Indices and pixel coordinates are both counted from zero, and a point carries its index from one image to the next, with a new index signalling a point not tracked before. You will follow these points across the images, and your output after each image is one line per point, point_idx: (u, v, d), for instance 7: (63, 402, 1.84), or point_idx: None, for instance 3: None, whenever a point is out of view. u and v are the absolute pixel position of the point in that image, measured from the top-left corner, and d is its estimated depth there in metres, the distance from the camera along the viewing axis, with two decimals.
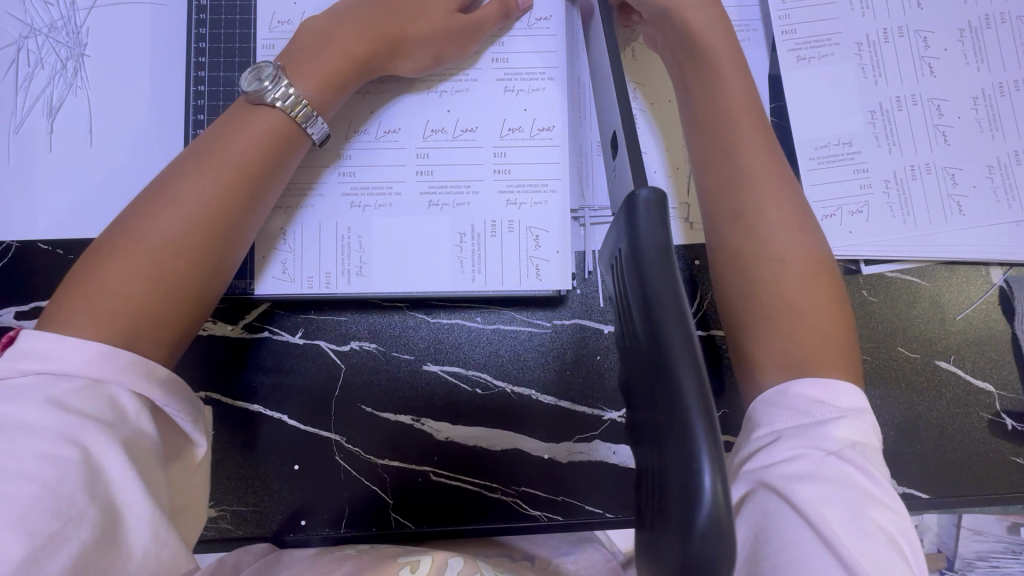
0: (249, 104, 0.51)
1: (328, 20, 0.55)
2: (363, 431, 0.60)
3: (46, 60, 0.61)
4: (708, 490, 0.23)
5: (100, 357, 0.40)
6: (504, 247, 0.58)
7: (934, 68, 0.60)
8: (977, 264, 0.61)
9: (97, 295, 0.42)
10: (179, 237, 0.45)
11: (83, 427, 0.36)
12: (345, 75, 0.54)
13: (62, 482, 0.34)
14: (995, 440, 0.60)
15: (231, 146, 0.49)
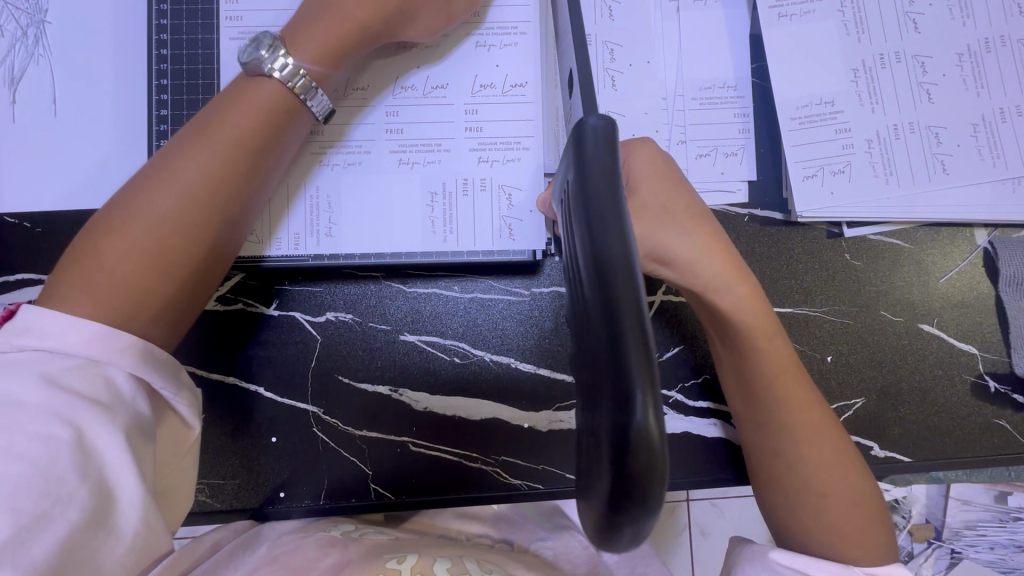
0: (249, 76, 0.47)
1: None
2: (341, 402, 0.59)
3: (6, 27, 0.59)
4: (636, 420, 0.21)
5: (101, 338, 0.38)
6: (475, 208, 0.57)
7: (918, 24, 0.59)
8: (960, 226, 0.60)
9: (94, 275, 0.40)
10: (178, 217, 0.43)
11: (76, 407, 0.35)
12: (347, 44, 0.50)
13: (51, 462, 0.33)
14: (978, 402, 0.60)
15: (231, 121, 0.46)
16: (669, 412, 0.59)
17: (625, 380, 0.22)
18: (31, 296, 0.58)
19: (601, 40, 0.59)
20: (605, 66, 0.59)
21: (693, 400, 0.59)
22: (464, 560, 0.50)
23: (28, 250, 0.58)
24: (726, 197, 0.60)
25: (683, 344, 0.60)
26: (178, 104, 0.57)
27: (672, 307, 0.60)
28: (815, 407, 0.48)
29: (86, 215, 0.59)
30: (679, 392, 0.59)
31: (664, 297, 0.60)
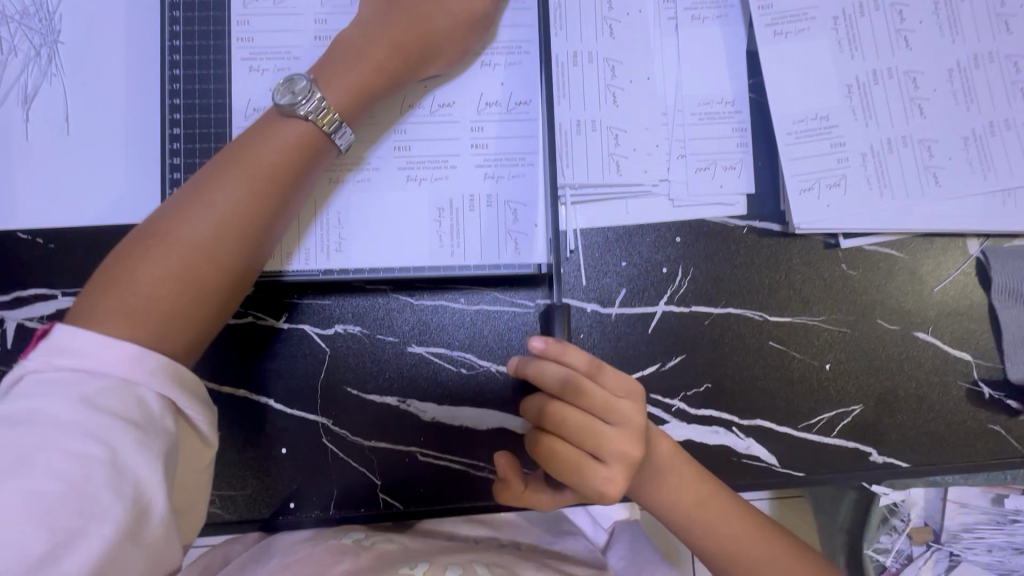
0: (279, 114, 0.51)
1: (358, 29, 0.55)
2: (349, 413, 0.60)
3: (20, 47, 0.60)
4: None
5: (134, 357, 0.39)
6: (481, 222, 0.60)
7: (910, 40, 0.60)
8: (954, 236, 0.62)
9: (129, 296, 0.42)
10: (211, 245, 0.45)
11: (108, 427, 0.35)
12: (372, 90, 0.54)
13: (86, 479, 0.34)
14: (973, 408, 0.61)
15: (262, 156, 0.49)
16: (672, 421, 0.60)
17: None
18: (43, 310, 0.59)
19: (602, 57, 0.61)
20: (606, 83, 0.61)
21: (696, 409, 0.60)
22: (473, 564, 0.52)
23: (40, 266, 0.59)
24: (724, 209, 0.61)
25: (685, 353, 0.61)
26: (189, 122, 0.59)
27: (675, 317, 0.61)
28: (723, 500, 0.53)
29: (98, 230, 0.60)
30: (682, 401, 0.60)
31: (666, 307, 0.61)
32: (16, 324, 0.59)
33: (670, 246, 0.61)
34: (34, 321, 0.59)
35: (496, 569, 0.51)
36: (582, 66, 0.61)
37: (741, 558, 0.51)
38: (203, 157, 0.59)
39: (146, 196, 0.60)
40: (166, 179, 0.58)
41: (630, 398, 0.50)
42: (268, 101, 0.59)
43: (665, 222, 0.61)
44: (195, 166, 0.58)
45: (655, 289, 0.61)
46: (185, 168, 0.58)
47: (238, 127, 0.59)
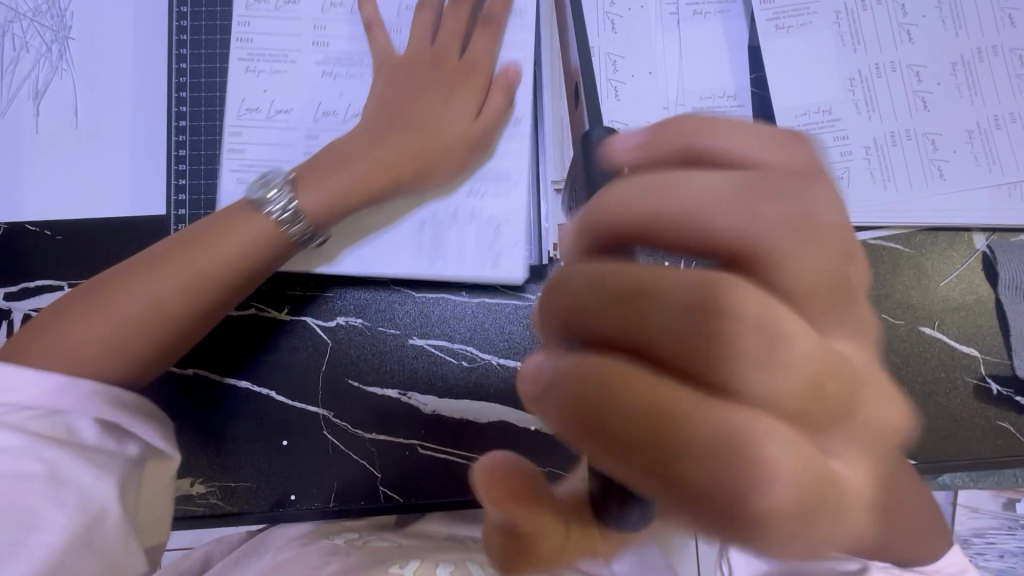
0: (248, 207, 0.53)
1: (192, 231, 0.52)
2: (350, 405, 0.60)
3: (32, 44, 0.62)
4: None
5: (60, 387, 0.42)
6: (460, 237, 0.60)
7: (913, 34, 0.60)
8: (959, 230, 0.61)
9: (63, 342, 0.45)
10: (145, 317, 0.48)
11: (43, 445, 0.38)
12: (134, 335, 0.47)
13: (25, 496, 0.36)
14: (980, 405, 0.60)
15: (218, 245, 0.51)
16: None
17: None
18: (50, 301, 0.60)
19: (603, 52, 0.61)
20: (609, 75, 0.61)
21: None
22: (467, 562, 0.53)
23: (47, 257, 0.60)
24: None
25: None
26: (195, 115, 0.60)
27: None
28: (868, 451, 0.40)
29: (104, 222, 0.60)
30: None
31: None
32: (23, 314, 0.60)
33: None
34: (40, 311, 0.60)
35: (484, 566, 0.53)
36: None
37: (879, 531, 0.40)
38: (207, 149, 0.60)
39: (152, 189, 0.61)
40: (172, 169, 0.60)
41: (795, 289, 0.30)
42: (263, 101, 0.60)
43: None
44: (201, 157, 0.60)
45: None
46: (191, 160, 0.60)
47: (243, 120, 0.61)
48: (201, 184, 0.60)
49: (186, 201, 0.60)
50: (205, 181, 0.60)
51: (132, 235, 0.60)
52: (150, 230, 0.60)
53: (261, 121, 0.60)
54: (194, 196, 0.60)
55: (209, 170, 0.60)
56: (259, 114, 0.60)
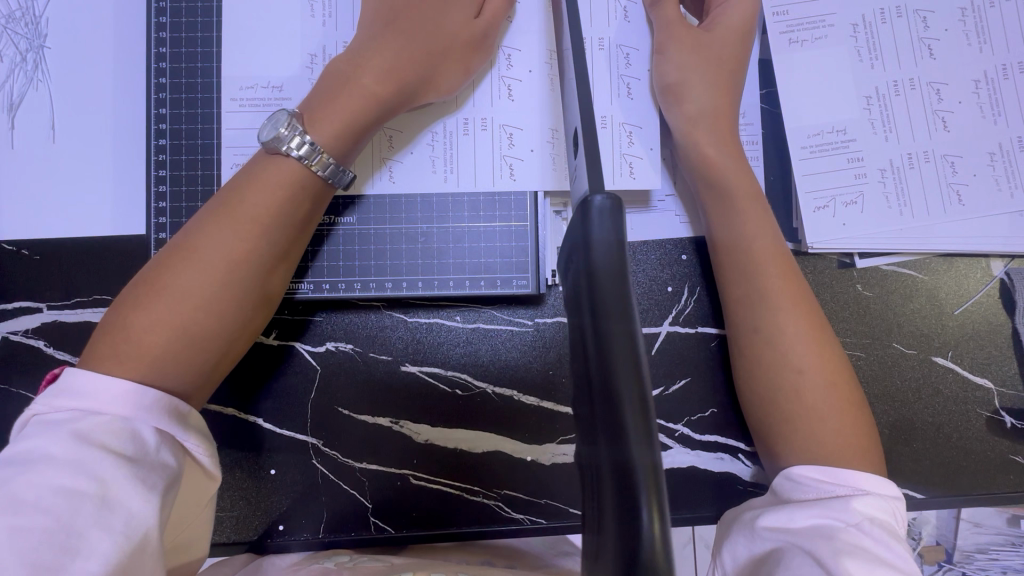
0: (267, 153, 0.49)
1: (347, 54, 0.52)
2: (340, 434, 0.58)
3: (5, 53, 0.59)
4: (646, 530, 0.26)
5: (127, 394, 0.41)
6: (474, 146, 0.58)
7: (934, 49, 0.57)
8: (977, 256, 0.59)
9: (125, 341, 0.43)
10: (195, 293, 0.45)
11: (106, 462, 0.37)
12: (365, 121, 0.51)
13: (74, 516, 0.34)
14: (993, 437, 0.58)
15: (249, 200, 0.47)
16: (674, 445, 0.58)
17: (626, 445, 0.27)
18: (28, 324, 0.58)
19: (604, 66, 0.58)
20: (619, 74, 0.58)
21: (701, 434, 0.58)
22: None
23: (25, 279, 0.58)
24: None
25: (690, 376, 0.58)
26: (176, 133, 0.57)
27: (680, 338, 0.58)
28: (828, 343, 0.51)
29: (84, 241, 0.58)
30: (685, 426, 0.58)
31: (671, 328, 0.58)
32: (1, 337, 0.58)
33: (676, 264, 0.59)
34: (18, 335, 0.58)
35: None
36: (594, 52, 0.58)
37: (804, 395, 0.49)
38: (191, 169, 0.57)
39: (134, 207, 0.59)
40: (152, 192, 0.56)
41: (738, 175, 0.54)
42: (246, 117, 0.57)
43: (671, 239, 0.59)
44: (183, 179, 0.56)
45: (659, 309, 0.59)
46: (172, 181, 0.56)
47: (227, 139, 0.57)
48: (197, 192, 0.56)
49: (167, 226, 0.56)
50: (188, 205, 0.56)
51: (114, 256, 0.58)
52: (132, 250, 0.58)
53: (245, 137, 0.57)
54: (177, 220, 0.56)
55: (192, 193, 0.56)
56: (244, 127, 0.57)
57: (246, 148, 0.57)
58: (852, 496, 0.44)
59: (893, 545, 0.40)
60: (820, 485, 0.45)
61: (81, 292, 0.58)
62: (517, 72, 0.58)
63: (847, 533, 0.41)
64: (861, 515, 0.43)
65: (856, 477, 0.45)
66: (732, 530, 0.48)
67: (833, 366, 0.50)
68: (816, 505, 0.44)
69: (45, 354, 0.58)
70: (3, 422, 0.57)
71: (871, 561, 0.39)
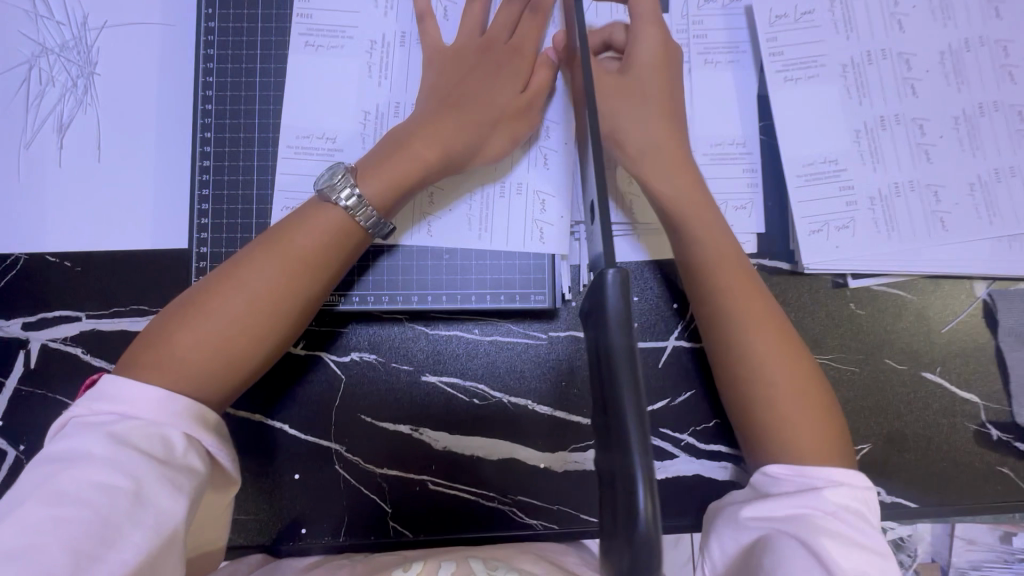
0: (319, 200, 0.53)
1: (408, 124, 0.57)
2: (362, 440, 0.61)
3: (58, 77, 0.63)
4: (641, 512, 0.31)
5: (159, 401, 0.44)
6: (493, 198, 0.62)
7: (917, 88, 0.62)
8: (961, 278, 0.63)
9: (168, 352, 0.46)
10: (238, 316, 0.48)
11: (139, 461, 0.39)
12: (414, 184, 0.55)
13: (110, 510, 0.37)
14: (981, 449, 0.62)
15: (298, 237, 0.51)
16: (680, 455, 0.61)
17: (629, 451, 0.32)
18: (68, 331, 0.61)
19: None
20: None
21: (705, 444, 0.61)
22: (469, 560, 0.52)
23: (66, 289, 0.61)
24: None
25: (695, 389, 0.62)
26: (219, 155, 0.61)
27: (686, 352, 0.62)
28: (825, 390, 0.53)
29: (124, 254, 0.61)
30: (690, 436, 0.61)
31: (677, 343, 0.62)
32: (41, 344, 0.61)
33: (681, 283, 0.63)
34: (58, 342, 0.61)
35: (493, 565, 0.51)
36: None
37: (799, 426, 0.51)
38: (231, 189, 0.60)
39: (172, 223, 0.62)
40: (194, 209, 0.60)
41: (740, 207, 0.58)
42: (284, 141, 0.61)
43: (675, 260, 0.63)
44: (224, 197, 0.60)
45: (666, 324, 0.62)
46: (214, 200, 0.60)
47: (266, 161, 0.61)
48: (237, 210, 0.60)
49: (207, 241, 0.60)
50: (228, 222, 0.60)
51: (153, 267, 0.61)
52: (169, 263, 0.61)
53: (284, 158, 0.61)
54: (217, 235, 0.60)
55: (232, 210, 0.60)
56: (283, 150, 0.61)
57: (282, 169, 0.61)
58: (829, 488, 0.47)
59: (865, 529, 0.45)
60: (797, 478, 0.48)
61: (119, 302, 0.61)
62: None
63: (823, 520, 0.45)
64: (835, 503, 0.46)
65: (830, 471, 0.48)
66: (725, 524, 0.50)
67: (802, 370, 0.52)
68: (794, 497, 0.47)
69: (82, 360, 0.61)
70: (39, 426, 0.60)
71: (847, 545, 0.43)
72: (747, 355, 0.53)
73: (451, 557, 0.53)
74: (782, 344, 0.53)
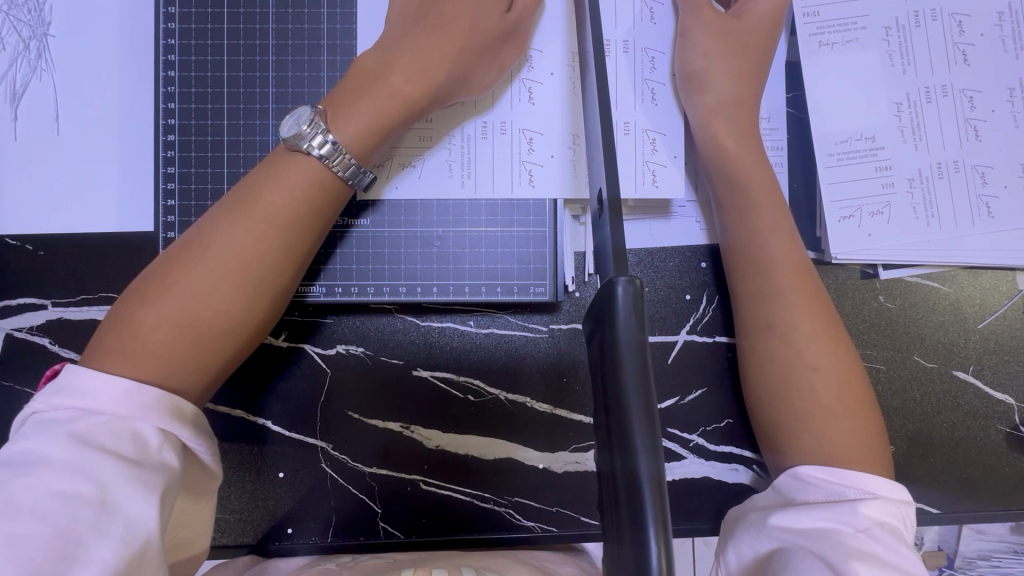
0: (287, 151, 0.47)
1: (377, 52, 0.50)
2: (350, 438, 0.57)
3: (7, 40, 0.57)
4: (654, 557, 0.27)
5: (128, 393, 0.39)
6: (494, 151, 0.56)
7: (968, 54, 0.55)
8: (1004, 270, 0.57)
9: (131, 337, 0.42)
10: (206, 291, 0.43)
11: (105, 464, 0.35)
12: (392, 122, 0.49)
13: (72, 522, 0.33)
14: (1011, 453, 0.57)
15: (265, 198, 0.46)
16: (688, 456, 0.57)
17: (632, 454, 0.30)
18: (33, 321, 0.56)
19: (640, 46, 0.56)
20: (644, 77, 0.56)
21: (716, 445, 0.57)
22: (463, 570, 0.49)
23: (28, 275, 0.56)
24: None
25: (706, 387, 0.57)
26: (185, 129, 0.55)
27: (697, 348, 0.57)
28: (859, 376, 0.50)
29: (90, 237, 0.56)
30: (700, 436, 0.57)
31: (688, 337, 0.57)
32: (5, 334, 0.57)
33: (695, 272, 0.57)
34: (23, 332, 0.56)
35: None
36: (617, 56, 0.56)
37: (828, 420, 0.48)
38: (200, 167, 0.55)
39: (140, 203, 0.57)
40: (159, 189, 0.55)
41: (764, 178, 0.53)
42: (259, 112, 0.55)
43: (689, 246, 0.58)
44: (193, 176, 0.55)
45: (676, 317, 0.57)
46: (181, 179, 0.55)
47: (237, 135, 0.55)
48: (207, 191, 0.55)
49: (176, 224, 0.55)
50: (198, 203, 0.55)
51: (121, 251, 0.57)
52: (138, 248, 0.57)
53: (260, 132, 0.55)
54: (185, 219, 0.55)
55: (202, 191, 0.55)
56: (258, 123, 0.55)
57: (257, 145, 0.55)
58: (862, 500, 0.44)
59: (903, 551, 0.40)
60: (830, 486, 0.45)
61: (87, 290, 0.56)
62: (538, 74, 0.56)
63: (855, 538, 0.41)
64: (870, 519, 0.42)
65: (867, 480, 0.45)
66: (748, 533, 0.46)
67: (845, 366, 0.50)
68: (825, 509, 0.43)
69: (50, 351, 0.56)
70: (7, 421, 0.56)
71: (881, 567, 0.38)
72: (791, 337, 0.50)
73: (444, 567, 0.50)
74: (825, 328, 0.50)
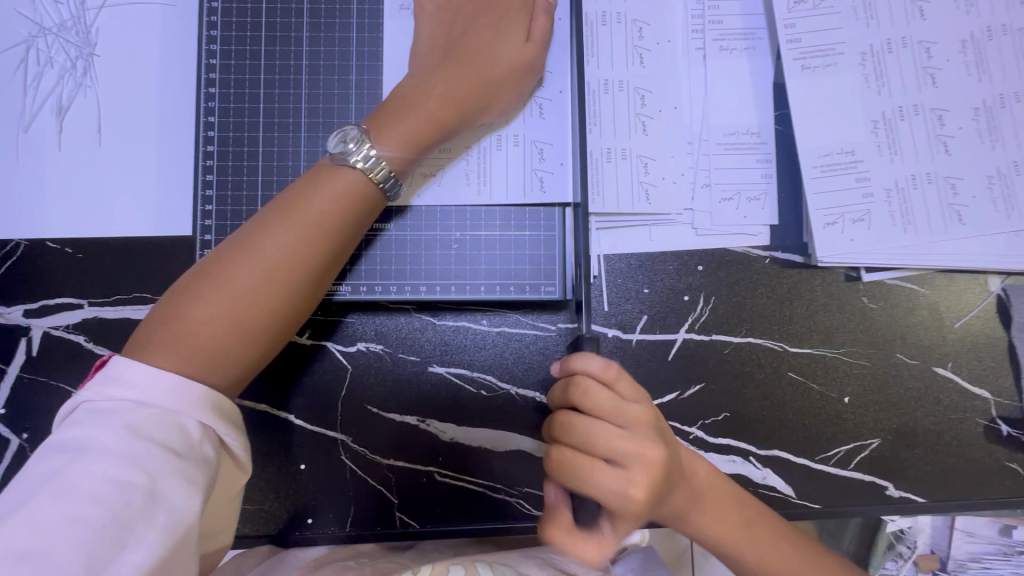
0: (331, 164, 0.51)
1: (413, 80, 0.55)
2: (369, 431, 0.60)
3: (56, 59, 0.61)
4: None
5: (174, 388, 0.42)
6: (508, 161, 0.61)
7: (937, 77, 0.61)
8: (976, 273, 0.62)
9: (182, 330, 0.45)
10: (254, 289, 0.47)
11: (152, 456, 0.38)
12: (427, 140, 0.54)
13: (123, 508, 0.36)
14: (989, 444, 0.61)
15: (309, 205, 0.50)
16: None
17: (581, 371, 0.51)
18: (70, 319, 0.60)
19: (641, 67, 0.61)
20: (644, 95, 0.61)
21: (715, 437, 0.61)
22: (477, 564, 0.52)
23: (67, 276, 0.60)
24: (747, 238, 0.62)
25: (704, 382, 0.61)
26: (224, 140, 0.59)
27: (696, 345, 0.61)
28: None
29: (127, 240, 0.60)
30: (700, 429, 0.60)
31: (687, 335, 0.61)
32: (43, 331, 0.60)
33: (692, 275, 0.62)
34: (60, 329, 0.60)
35: (500, 570, 0.50)
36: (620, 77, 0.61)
37: None
38: (236, 175, 0.59)
39: (176, 209, 0.61)
40: (198, 195, 0.59)
41: None
42: (291, 125, 0.60)
43: (687, 250, 0.62)
44: (229, 183, 0.59)
45: (676, 317, 0.61)
46: (218, 185, 0.59)
47: (271, 146, 0.60)
48: (243, 197, 0.59)
49: (212, 228, 0.59)
50: (233, 209, 0.59)
51: (155, 253, 0.60)
52: (173, 250, 0.60)
53: (291, 143, 0.60)
54: (221, 223, 0.59)
55: (237, 197, 0.59)
56: (289, 135, 0.60)
57: (288, 154, 0.60)
58: None
59: None
60: None
61: (123, 289, 0.60)
62: (549, 92, 0.61)
63: None
64: None
65: None
66: None
67: None
68: None
69: (85, 348, 0.60)
70: (41, 414, 0.59)
71: None
72: None
73: (458, 560, 0.53)
74: None
